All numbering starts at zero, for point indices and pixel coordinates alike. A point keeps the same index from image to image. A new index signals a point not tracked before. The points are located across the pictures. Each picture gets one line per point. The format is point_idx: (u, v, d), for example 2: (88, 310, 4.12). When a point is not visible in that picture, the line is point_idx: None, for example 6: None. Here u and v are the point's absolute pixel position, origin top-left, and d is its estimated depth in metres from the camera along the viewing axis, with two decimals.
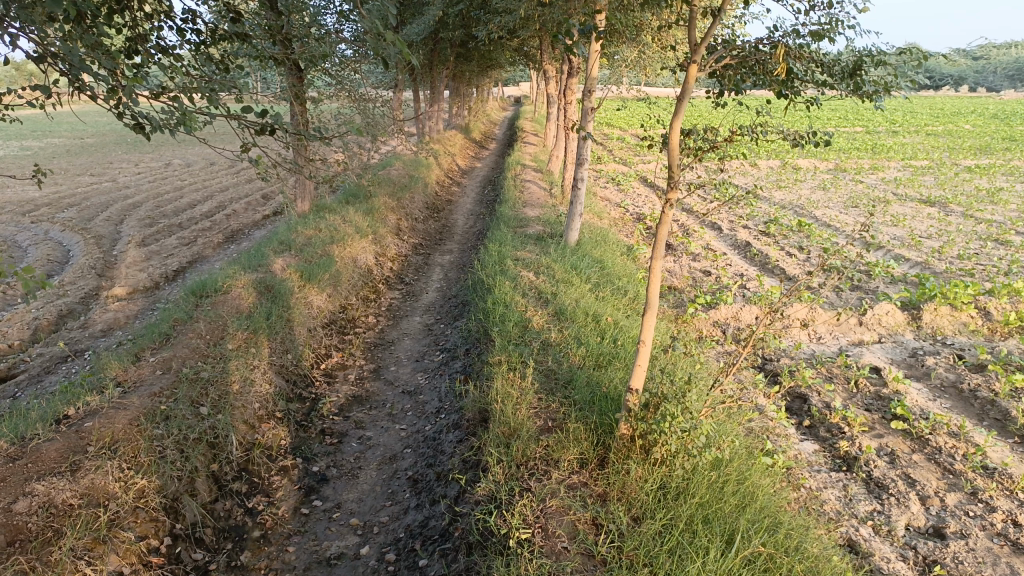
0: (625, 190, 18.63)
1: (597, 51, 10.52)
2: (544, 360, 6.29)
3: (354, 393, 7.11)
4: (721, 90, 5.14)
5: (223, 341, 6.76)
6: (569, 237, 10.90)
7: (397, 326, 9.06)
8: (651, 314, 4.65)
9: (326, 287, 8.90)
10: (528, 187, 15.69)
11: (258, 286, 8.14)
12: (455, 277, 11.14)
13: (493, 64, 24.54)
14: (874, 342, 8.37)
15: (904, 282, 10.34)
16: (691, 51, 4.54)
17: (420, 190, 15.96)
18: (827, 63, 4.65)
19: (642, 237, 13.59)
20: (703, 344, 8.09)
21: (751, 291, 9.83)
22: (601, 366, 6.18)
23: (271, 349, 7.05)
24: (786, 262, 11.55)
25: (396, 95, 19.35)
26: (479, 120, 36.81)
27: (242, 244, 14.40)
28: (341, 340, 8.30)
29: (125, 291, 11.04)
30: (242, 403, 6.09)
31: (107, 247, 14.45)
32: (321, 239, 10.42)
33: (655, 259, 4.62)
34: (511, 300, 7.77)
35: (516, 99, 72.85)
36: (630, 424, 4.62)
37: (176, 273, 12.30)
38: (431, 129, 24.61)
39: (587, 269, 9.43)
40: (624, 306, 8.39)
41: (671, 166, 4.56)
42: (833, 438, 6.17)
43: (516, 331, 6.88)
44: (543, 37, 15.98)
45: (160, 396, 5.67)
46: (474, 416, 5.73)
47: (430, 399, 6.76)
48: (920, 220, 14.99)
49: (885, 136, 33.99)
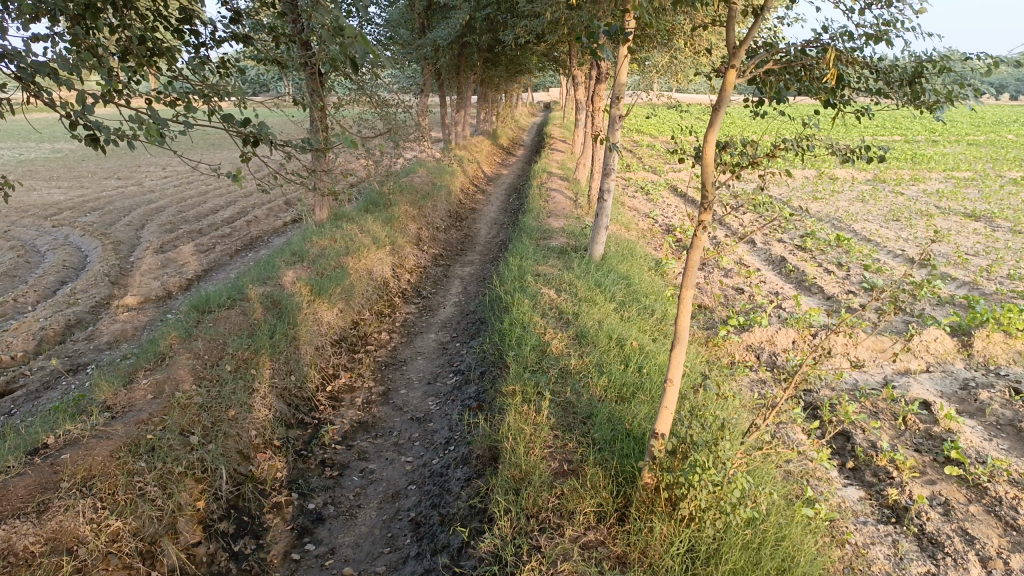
0: (654, 200, 18.07)
1: (626, 56, 10.02)
2: (562, 390, 5.80)
3: (360, 418, 6.66)
4: (762, 98, 4.62)
5: (222, 362, 6.36)
6: (594, 250, 10.39)
7: (411, 344, 8.61)
8: (681, 349, 4.14)
9: (337, 301, 8.48)
10: (554, 196, 15.22)
11: (264, 300, 7.76)
12: (475, 290, 10.70)
13: (521, 69, 24.12)
14: (921, 371, 7.77)
15: (952, 305, 9.70)
16: (731, 55, 4.02)
17: (443, 198, 15.55)
18: (883, 70, 4.12)
19: (672, 250, 13.04)
20: (737, 371, 7.53)
21: (787, 312, 9.25)
22: (623, 399, 5.68)
23: (272, 370, 6.64)
24: (824, 279, 10.94)
25: (422, 100, 18.98)
26: (507, 125, 36.47)
27: (260, 252, 14.09)
28: (350, 359, 7.88)
29: (136, 301, 10.76)
30: (237, 431, 5.68)
31: (124, 252, 14.22)
32: (335, 249, 10.02)
33: (686, 287, 4.10)
34: (529, 320, 7.28)
35: (547, 104, 72.57)
36: (654, 473, 4.13)
37: (191, 282, 12.00)
38: (458, 135, 24.25)
39: (612, 286, 8.92)
40: (651, 328, 7.87)
41: (705, 183, 4.04)
42: (880, 484, 5.60)
43: (533, 356, 6.39)
44: (572, 41, 15.53)
45: (147, 424, 5.29)
46: (483, 454, 5.25)
47: (439, 428, 6.29)
48: (966, 235, 14.27)
49: (925, 145, 33.03)
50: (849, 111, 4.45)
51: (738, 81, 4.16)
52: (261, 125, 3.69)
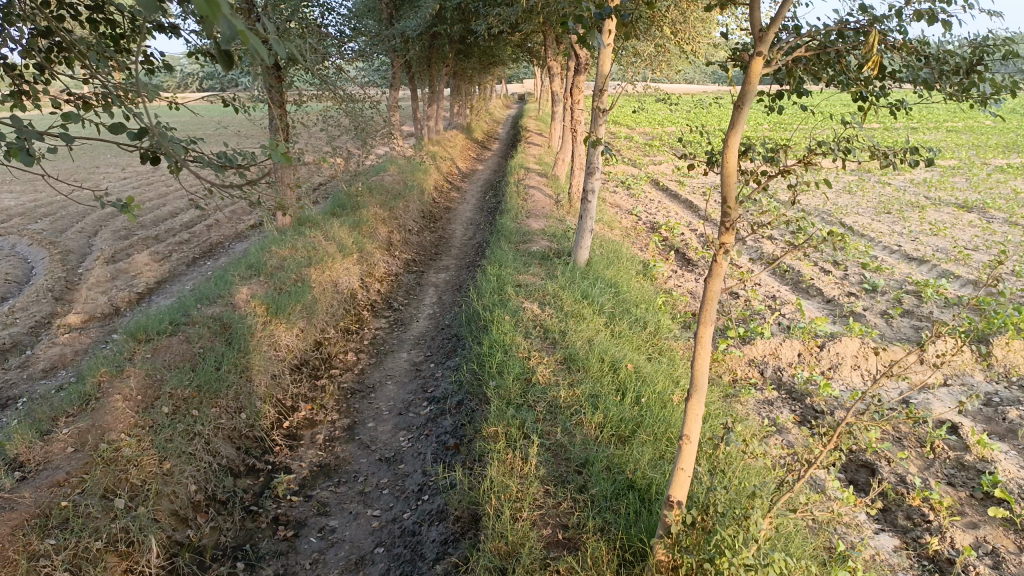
0: (636, 195, 17.37)
1: (610, 44, 9.20)
2: (551, 430, 5.03)
3: (320, 461, 5.85)
4: (784, 92, 3.86)
5: (158, 403, 5.54)
6: (578, 255, 9.61)
7: (380, 366, 7.80)
8: (701, 399, 3.41)
9: (297, 321, 7.64)
10: (533, 194, 14.43)
11: (212, 323, 6.90)
12: (450, 300, 9.90)
13: (495, 60, 23.27)
14: (940, 385, 7.10)
15: (960, 307, 9.10)
16: (757, 41, 3.26)
17: (415, 198, 14.71)
18: (935, 58, 3.37)
19: (658, 250, 12.31)
20: (741, 391, 6.81)
21: (790, 319, 8.54)
22: (623, 440, 4.94)
23: (218, 409, 5.82)
24: (822, 280, 10.25)
25: (391, 94, 18.07)
26: (481, 118, 35.56)
27: (220, 260, 13.19)
28: (312, 388, 7.06)
29: (79, 319, 9.86)
30: (173, 488, 4.90)
31: (73, 263, 13.24)
32: (295, 260, 9.17)
33: (705, 325, 3.38)
34: (511, 342, 6.50)
35: (522, 95, 71.54)
36: (669, 551, 3.40)
37: (143, 296, 11.10)
38: (431, 130, 23.34)
39: (600, 296, 8.17)
40: (645, 345, 7.14)
41: (727, 197, 3.30)
42: (916, 529, 4.92)
43: (517, 387, 5.61)
44: (547, 30, 14.73)
45: (62, 488, 4.51)
46: (461, 516, 4.48)
47: (411, 472, 5.51)
48: (962, 227, 13.69)
49: (905, 134, 32.63)
50: (882, 106, 3.77)
51: (766, 71, 3.42)
52: (161, 136, 2.81)
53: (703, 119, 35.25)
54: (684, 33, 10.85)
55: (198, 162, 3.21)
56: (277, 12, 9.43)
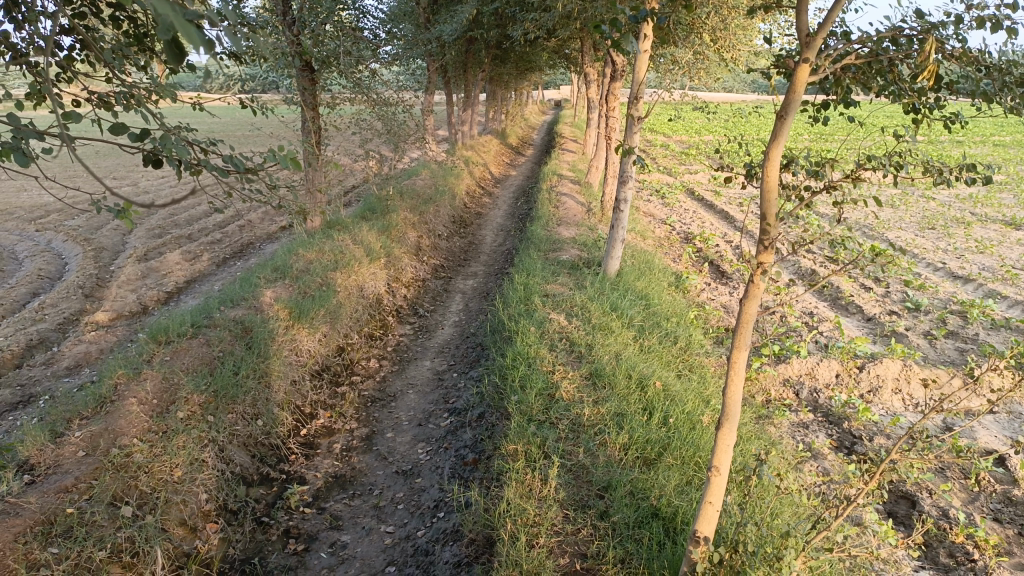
0: (671, 204, 17.09)
1: (646, 50, 8.96)
2: (573, 449, 4.81)
3: (336, 471, 5.70)
4: (830, 102, 3.61)
5: (172, 408, 5.44)
6: (609, 266, 9.38)
7: (403, 374, 7.64)
8: (732, 430, 3.20)
9: (320, 326, 7.51)
10: (565, 201, 14.24)
11: (233, 327, 6.79)
12: (477, 307, 9.73)
13: (531, 65, 23.12)
14: (986, 413, 6.75)
15: (1008, 329, 8.71)
16: (803, 46, 3.02)
17: (446, 203, 14.59)
18: (1000, 70, 3.10)
19: (691, 261, 12.04)
20: (774, 413, 6.55)
21: (828, 337, 8.21)
22: (648, 464, 4.72)
23: (234, 416, 5.71)
24: (862, 297, 9.90)
25: (426, 98, 18.00)
26: (516, 124, 35.46)
27: (249, 261, 13.18)
28: (332, 395, 6.92)
29: (107, 317, 9.88)
30: (183, 497, 4.79)
31: (106, 260, 13.33)
32: (322, 263, 9.08)
33: (739, 351, 3.18)
34: (536, 355, 6.30)
35: (558, 101, 71.47)
36: None
37: (171, 295, 11.11)
38: (465, 135, 23.25)
39: (630, 308, 7.94)
40: (675, 361, 6.90)
41: (767, 213, 3.08)
42: (960, 569, 4.62)
43: (539, 403, 5.41)
44: (584, 36, 14.52)
45: (70, 494, 4.42)
46: (475, 538, 4.29)
47: (428, 487, 5.34)
48: (1010, 245, 13.21)
49: (950, 147, 31.86)
50: (934, 118, 3.51)
51: (812, 79, 3.18)
52: (165, 138, 2.70)
53: (741, 128, 34.71)
54: (723, 41, 10.58)
55: (201, 165, 3.10)
56: (312, 14, 9.36)
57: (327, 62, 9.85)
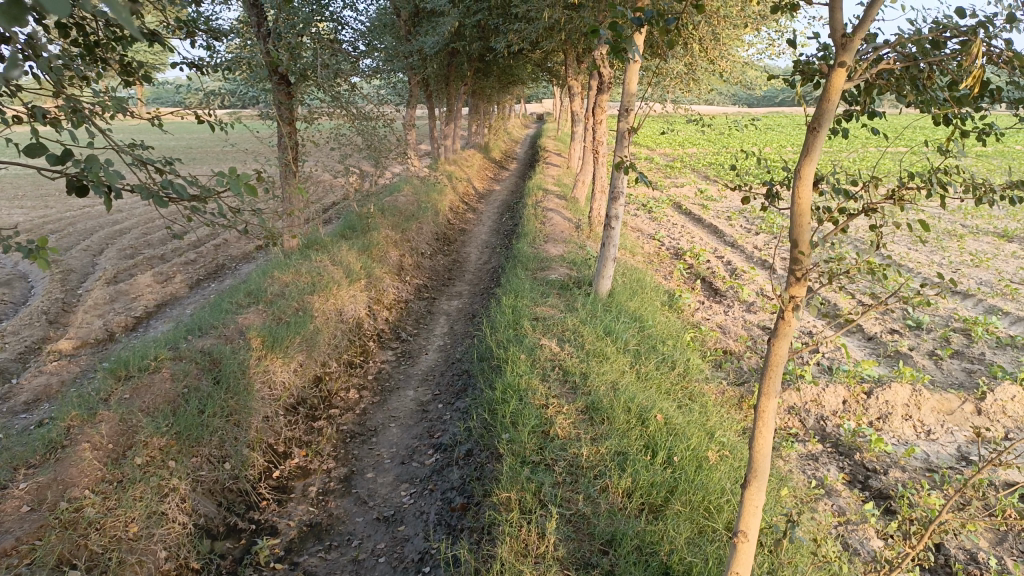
0: (658, 218, 16.78)
1: (636, 60, 8.56)
2: (571, 496, 4.39)
3: (311, 519, 5.24)
4: (856, 116, 3.23)
5: (130, 454, 4.96)
6: (600, 285, 8.97)
7: (384, 405, 7.16)
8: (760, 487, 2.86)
9: (295, 355, 7.03)
10: (551, 217, 13.86)
11: (200, 359, 6.30)
12: (462, 330, 9.30)
13: (514, 78, 22.82)
14: (1002, 440, 6.38)
15: (1015, 348, 8.38)
16: (839, 49, 2.63)
17: (429, 220, 14.16)
18: None
19: (683, 278, 11.68)
20: (781, 444, 6.16)
21: (832, 360, 7.84)
22: (654, 512, 4.29)
23: (199, 459, 5.26)
24: (861, 314, 9.56)
25: (407, 112, 17.58)
26: (499, 138, 35.17)
27: (225, 282, 12.68)
28: (308, 431, 6.45)
29: (71, 346, 9.33)
30: (138, 557, 4.32)
31: (73, 283, 12.76)
32: (298, 286, 8.60)
33: (768, 399, 2.76)
34: (527, 386, 5.86)
35: (540, 115, 71.57)
36: None
37: (141, 321, 10.59)
38: (448, 149, 22.86)
39: (624, 332, 7.53)
40: (674, 389, 6.48)
41: (800, 240, 2.68)
42: None
43: (533, 442, 4.98)
44: (568, 48, 14.18)
45: (8, 559, 3.96)
46: None
47: (412, 536, 4.87)
48: (1005, 258, 12.95)
49: None
50: (972, 130, 3.13)
51: (845, 87, 2.79)
52: (91, 159, 2.25)
53: (724, 141, 34.61)
54: (714, 51, 10.25)
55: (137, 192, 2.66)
56: (288, 25, 8.92)
57: (304, 75, 9.42)
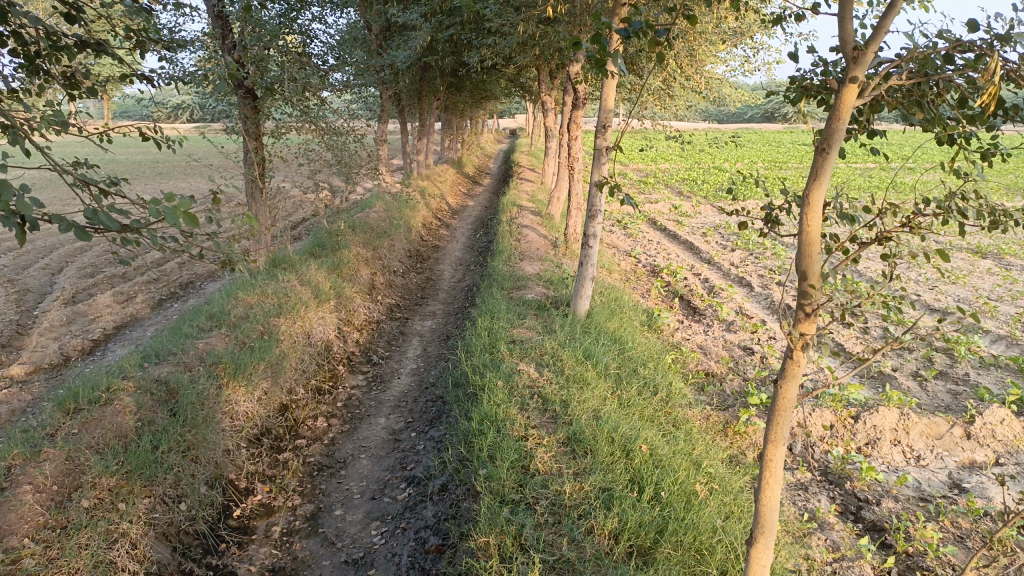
0: (634, 234, 16.62)
1: (612, 76, 8.35)
2: (555, 540, 4.10)
3: (274, 562, 4.88)
4: (861, 134, 2.97)
5: (76, 495, 4.58)
6: (578, 305, 8.70)
7: (353, 435, 6.81)
8: (769, 530, 2.75)
9: (259, 383, 6.67)
10: (526, 233, 13.61)
11: (156, 389, 5.90)
12: (436, 352, 8.97)
13: (487, 93, 22.64)
14: (994, 465, 6.21)
15: (999, 368, 8.25)
16: (850, 64, 2.40)
17: (401, 236, 13.83)
18: None
19: (660, 297, 11.48)
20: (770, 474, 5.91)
21: (816, 382, 7.64)
22: (642, 556, 4.02)
23: (151, 500, 4.89)
24: (842, 333, 9.40)
25: (379, 127, 17.26)
26: (472, 153, 34.91)
27: (190, 302, 12.24)
28: (272, 464, 6.08)
29: (22, 371, 8.85)
30: None
31: (29, 304, 12.22)
32: (263, 308, 8.23)
33: (775, 447, 2.61)
34: (505, 416, 5.55)
35: (513, 131, 71.62)
36: None
37: (98, 344, 10.12)
38: (421, 164, 22.56)
39: (604, 355, 7.25)
40: (658, 416, 6.21)
41: (809, 271, 2.45)
42: None
43: (512, 479, 4.69)
44: (542, 63, 14.00)
45: None
46: None
47: None
48: (980, 275, 12.94)
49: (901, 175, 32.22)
50: (985, 150, 2.90)
51: (857, 104, 2.55)
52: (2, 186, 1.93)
53: (697, 156, 34.74)
54: (691, 67, 10.08)
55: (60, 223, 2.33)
56: (254, 38, 8.55)
57: (272, 89, 9.10)
